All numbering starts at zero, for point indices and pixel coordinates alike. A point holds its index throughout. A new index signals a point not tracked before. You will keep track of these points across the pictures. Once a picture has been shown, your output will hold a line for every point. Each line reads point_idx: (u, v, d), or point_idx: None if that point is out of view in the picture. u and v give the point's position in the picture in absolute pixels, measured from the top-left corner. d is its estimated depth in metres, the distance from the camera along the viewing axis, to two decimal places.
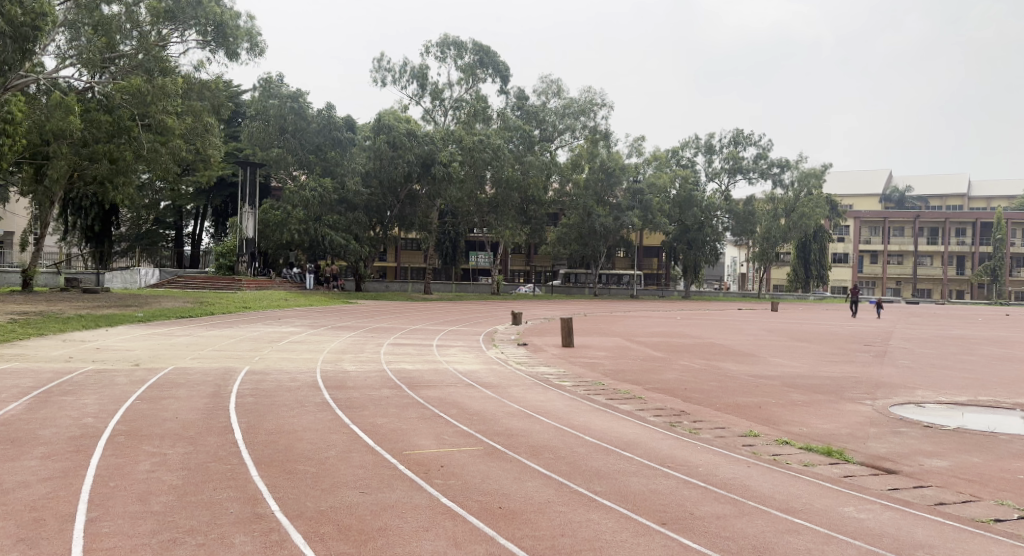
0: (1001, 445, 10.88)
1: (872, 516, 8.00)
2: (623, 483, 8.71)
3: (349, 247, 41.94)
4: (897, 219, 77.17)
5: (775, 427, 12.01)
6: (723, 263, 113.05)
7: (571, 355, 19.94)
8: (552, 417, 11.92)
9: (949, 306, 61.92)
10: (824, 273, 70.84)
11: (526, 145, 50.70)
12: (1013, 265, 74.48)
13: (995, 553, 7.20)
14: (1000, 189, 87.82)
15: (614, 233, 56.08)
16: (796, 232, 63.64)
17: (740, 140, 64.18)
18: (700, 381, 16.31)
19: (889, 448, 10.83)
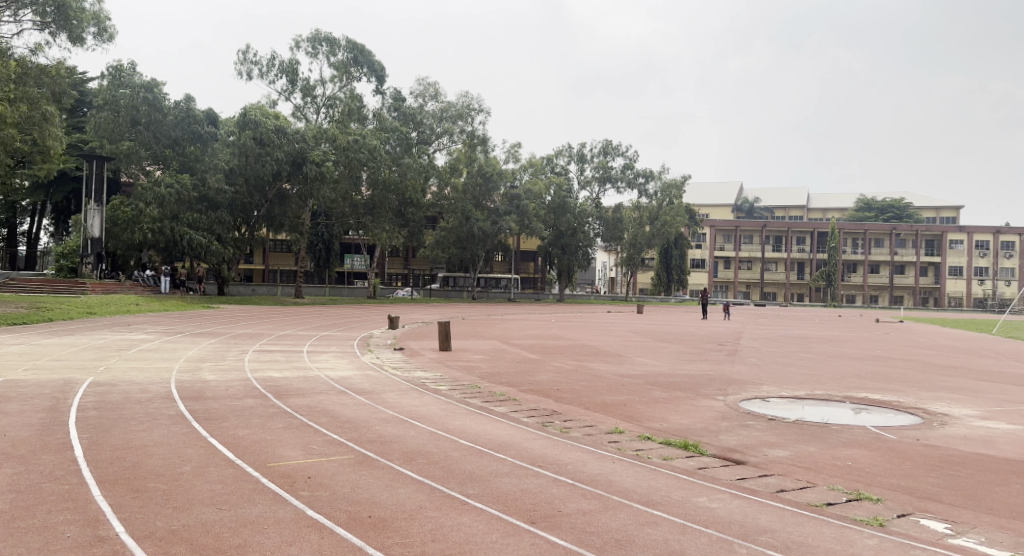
0: (837, 435, 11.81)
1: (723, 505, 8.48)
2: (494, 485, 8.85)
3: (211, 247, 40.26)
4: (747, 227, 81.27)
5: (639, 423, 12.52)
6: (595, 268, 116.34)
7: (447, 359, 19.98)
8: (426, 422, 11.94)
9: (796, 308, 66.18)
10: (685, 277, 74.31)
11: (403, 147, 49.92)
12: (845, 271, 80.72)
13: (829, 532, 7.73)
14: (834, 202, 95.02)
15: (492, 237, 56.50)
16: (659, 239, 66.40)
17: (609, 149, 66.35)
18: (570, 381, 16.75)
19: (738, 440, 11.52)
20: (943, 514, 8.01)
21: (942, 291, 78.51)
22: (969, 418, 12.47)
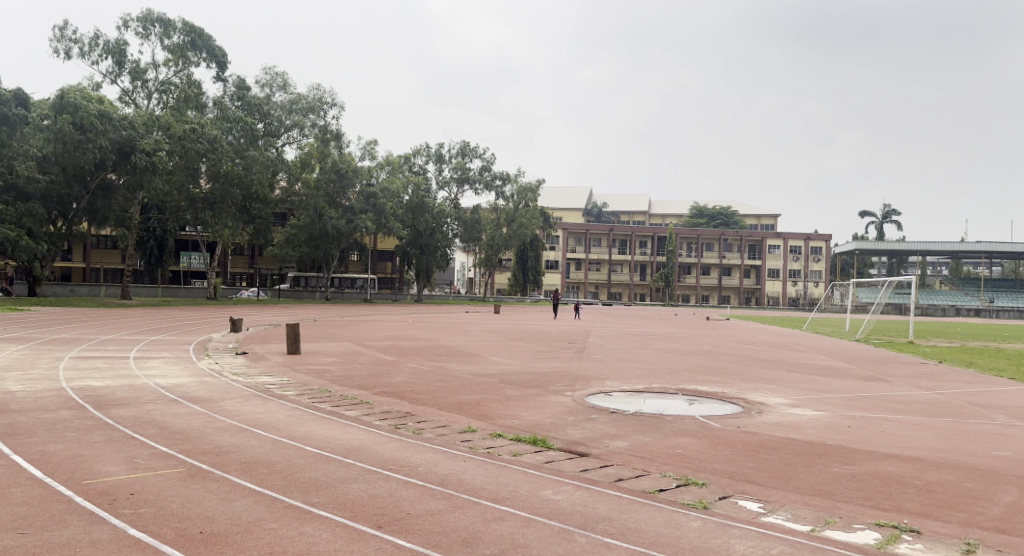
0: (673, 425, 12.51)
1: (566, 497, 8.73)
2: (340, 491, 8.74)
3: (21, 242, 37.06)
4: (596, 231, 84.27)
5: (489, 422, 12.72)
6: (453, 268, 116.73)
7: (294, 363, 19.44)
8: (269, 429, 11.58)
9: (640, 307, 69.01)
10: (539, 278, 75.83)
11: (248, 139, 47.79)
12: (681, 272, 85.30)
13: (662, 515, 8.13)
14: (674, 208, 100.23)
15: (346, 236, 55.27)
16: (516, 241, 67.37)
17: (467, 151, 66.64)
18: (420, 382, 16.76)
19: (582, 433, 11.96)
20: (759, 492, 8.64)
21: (761, 291, 84.77)
22: (786, 406, 13.56)
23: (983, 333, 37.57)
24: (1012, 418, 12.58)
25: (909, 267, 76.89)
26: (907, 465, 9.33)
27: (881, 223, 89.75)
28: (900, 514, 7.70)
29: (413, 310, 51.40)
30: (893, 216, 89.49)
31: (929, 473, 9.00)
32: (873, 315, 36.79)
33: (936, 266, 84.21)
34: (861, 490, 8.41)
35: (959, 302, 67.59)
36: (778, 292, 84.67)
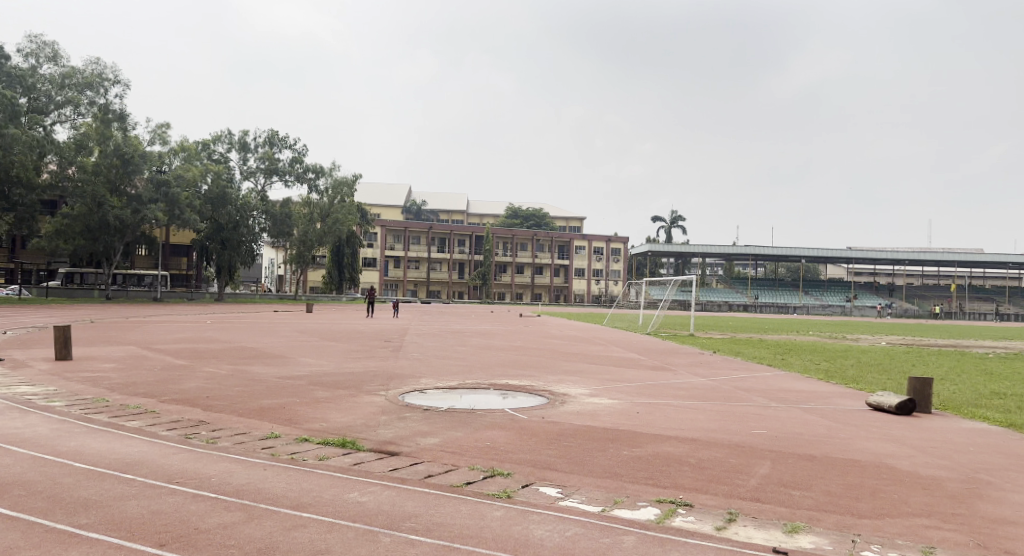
0: (481, 419, 12.87)
1: (371, 497, 8.65)
2: (118, 510, 8.21)
3: None
4: (415, 228, 84.02)
5: (294, 426, 12.45)
6: (260, 265, 112.30)
7: (69, 370, 17.92)
8: (35, 448, 10.64)
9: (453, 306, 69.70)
10: (355, 275, 74.57)
11: (9, 116, 43.42)
12: (497, 271, 87.16)
13: (466, 506, 8.34)
14: (490, 209, 102.31)
15: (132, 227, 51.54)
16: (331, 236, 66.05)
17: (275, 140, 64.39)
18: (218, 387, 16.05)
19: (391, 433, 12.00)
20: (554, 476, 9.17)
21: (568, 290, 88.46)
22: (587, 396, 14.37)
23: (755, 326, 41.87)
24: (772, 400, 14.19)
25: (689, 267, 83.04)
26: (685, 445, 10.27)
27: (669, 228, 96.00)
28: (677, 491, 8.47)
29: (208, 310, 48.85)
30: (679, 221, 95.49)
31: (704, 453, 9.93)
32: (661, 311, 39.77)
33: (711, 266, 91.16)
34: (646, 472, 9.13)
35: (732, 299, 73.49)
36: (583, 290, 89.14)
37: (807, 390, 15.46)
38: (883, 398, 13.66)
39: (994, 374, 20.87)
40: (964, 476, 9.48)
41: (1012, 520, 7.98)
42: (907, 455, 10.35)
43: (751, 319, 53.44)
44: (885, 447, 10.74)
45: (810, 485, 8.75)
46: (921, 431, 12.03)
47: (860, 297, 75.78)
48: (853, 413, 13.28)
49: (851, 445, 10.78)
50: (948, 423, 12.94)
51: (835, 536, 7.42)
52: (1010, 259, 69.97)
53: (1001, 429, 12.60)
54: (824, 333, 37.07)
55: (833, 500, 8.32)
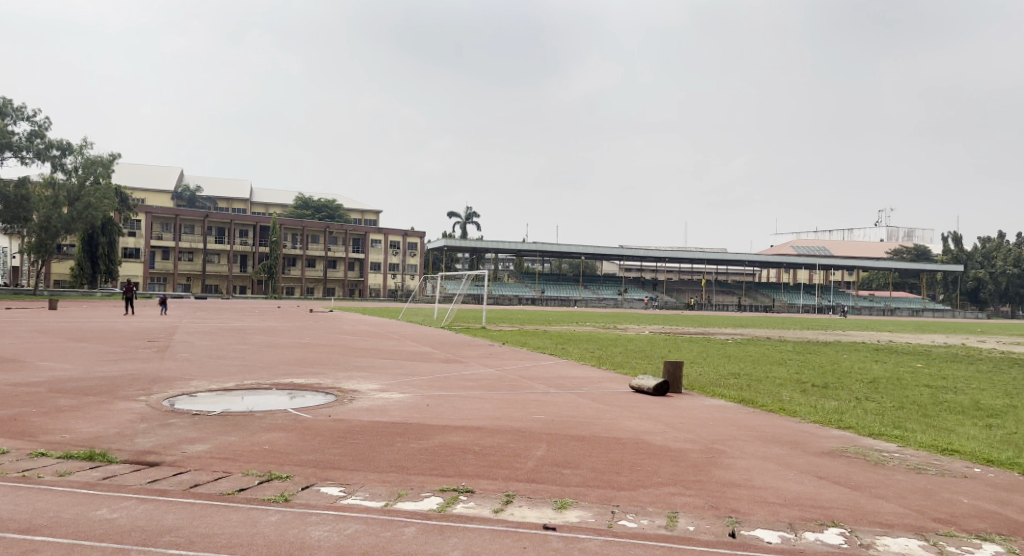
0: (257, 422, 12.31)
1: (124, 513, 7.93)
2: None
3: None
4: (187, 217, 79.01)
5: (33, 440, 11.24)
6: None
7: None
8: None
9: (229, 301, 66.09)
10: (112, 267, 68.41)
11: None
12: (284, 264, 84.22)
13: (234, 513, 7.91)
14: (275, 198, 98.57)
15: None
16: (81, 222, 60.57)
17: (8, 110, 57.85)
18: None
19: (152, 441, 11.16)
20: (331, 472, 9.06)
21: (364, 284, 87.26)
22: (374, 391, 14.27)
23: (536, 318, 43.69)
24: (549, 386, 14.89)
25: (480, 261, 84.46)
26: (466, 434, 10.52)
27: (463, 223, 96.97)
28: (456, 478, 8.66)
29: None
30: (474, 217, 96.55)
31: (488, 439, 10.22)
32: (455, 305, 40.24)
33: (503, 261, 93.51)
34: (431, 462, 9.25)
35: (518, 293, 75.14)
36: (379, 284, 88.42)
37: (581, 376, 16.41)
38: (642, 380, 14.79)
39: (736, 357, 23.32)
40: (707, 447, 10.51)
41: (740, 483, 9.00)
42: (660, 431, 11.30)
43: (530, 311, 55.49)
44: (644, 425, 11.66)
45: (579, 464, 9.31)
46: (673, 409, 13.19)
47: (631, 290, 80.98)
48: (618, 396, 14.28)
49: (615, 425, 11.58)
50: (696, 401, 14.30)
51: (597, 508, 7.95)
52: (751, 258, 77.25)
53: (737, 405, 14.12)
54: (598, 324, 39.37)
55: (600, 476, 8.91)
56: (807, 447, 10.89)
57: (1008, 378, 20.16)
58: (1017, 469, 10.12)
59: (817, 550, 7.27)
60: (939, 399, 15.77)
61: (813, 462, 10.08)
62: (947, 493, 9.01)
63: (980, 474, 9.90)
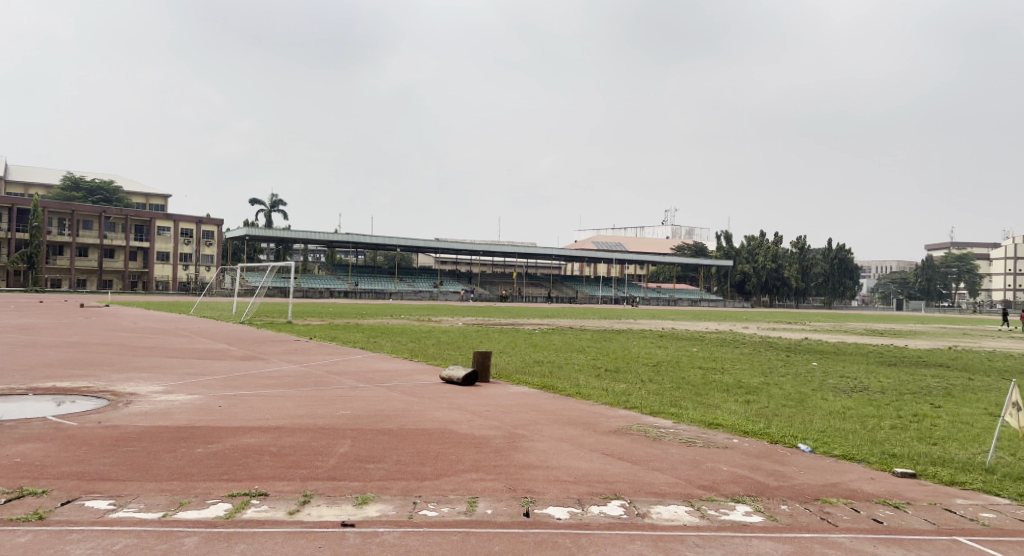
0: (8, 431, 10.85)
1: None
2: None
3: None
4: None
5: None
6: None
7: None
8: None
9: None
10: None
11: None
12: (50, 253, 75.95)
13: None
14: (37, 177, 89.02)
15: None
16: None
17: None
18: None
19: None
20: (102, 480, 8.24)
21: (150, 274, 81.19)
22: (156, 394, 13.16)
23: (346, 311, 42.60)
24: (355, 381, 14.49)
25: (288, 252, 80.82)
26: (264, 435, 9.95)
27: (268, 212, 92.11)
28: (247, 481, 8.15)
29: None
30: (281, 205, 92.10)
31: (283, 439, 9.73)
32: (254, 299, 38.24)
33: (314, 254, 90.47)
34: (219, 467, 8.64)
35: (333, 286, 71.94)
36: (167, 276, 82.87)
37: (389, 369, 16.13)
38: (452, 371, 14.75)
39: (541, 345, 23.97)
40: (508, 433, 10.65)
41: (537, 465, 9.19)
42: (464, 420, 11.32)
43: (338, 305, 53.90)
44: (450, 415, 11.62)
45: (381, 457, 9.10)
46: (479, 398, 13.28)
47: (446, 283, 80.99)
48: (426, 387, 14.16)
49: (421, 416, 11.44)
50: (502, 389, 14.49)
51: (398, 501, 7.79)
52: (559, 252, 79.31)
53: (538, 391, 14.48)
54: (408, 316, 39.03)
55: (403, 468, 8.76)
56: (597, 427, 11.34)
57: (769, 359, 22.30)
58: (766, 438, 11.15)
59: (601, 523, 7.56)
60: (710, 379, 17.11)
61: (603, 441, 10.51)
62: (712, 462, 9.74)
63: (738, 443, 10.79)
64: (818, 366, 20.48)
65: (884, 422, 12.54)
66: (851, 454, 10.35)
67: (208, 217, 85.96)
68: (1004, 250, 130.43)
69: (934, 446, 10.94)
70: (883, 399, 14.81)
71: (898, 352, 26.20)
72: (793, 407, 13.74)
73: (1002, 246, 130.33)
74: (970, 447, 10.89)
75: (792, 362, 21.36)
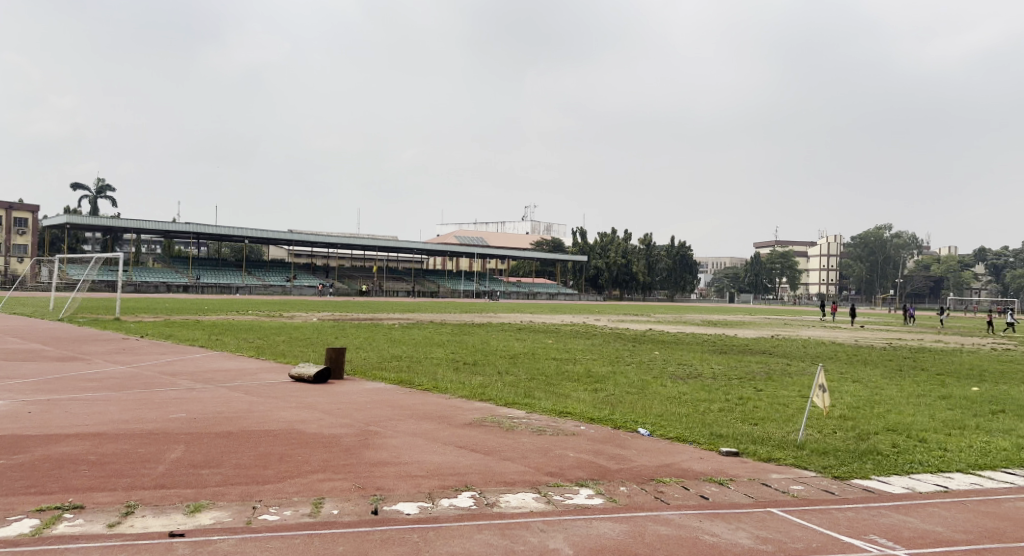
0: None
1: None
2: None
3: None
4: None
5: None
6: None
7: None
8: None
9: None
10: None
11: None
12: None
13: None
14: None
15: None
16: None
17: None
18: None
19: None
20: None
21: None
22: None
23: (184, 306, 40.27)
24: (195, 382, 13.69)
25: (118, 243, 75.44)
26: (86, 443, 9.18)
27: (93, 199, 85.32)
28: (63, 494, 7.48)
29: None
30: (107, 191, 85.29)
31: (108, 447, 9.02)
32: (74, 294, 35.41)
33: (148, 245, 85.06)
34: (30, 480, 7.89)
35: (170, 280, 67.42)
36: None
37: (234, 368, 15.38)
38: (302, 369, 14.24)
39: (399, 340, 23.67)
40: (359, 430, 10.38)
41: (387, 461, 9.01)
42: (313, 419, 10.94)
43: (180, 300, 50.88)
44: (298, 414, 11.19)
45: (220, 462, 8.62)
46: (331, 396, 12.88)
47: (300, 277, 78.48)
48: (273, 386, 13.59)
49: (266, 417, 10.96)
50: (355, 386, 14.16)
51: (236, 507, 7.41)
52: (420, 246, 78.76)
53: (393, 386, 14.25)
54: (257, 311, 37.46)
55: (242, 472, 8.34)
56: (451, 420, 11.27)
57: (617, 349, 23.06)
58: (609, 424, 11.49)
59: (449, 515, 7.48)
60: (562, 369, 17.49)
61: (455, 434, 10.44)
62: (559, 449, 9.90)
63: (583, 430, 11.04)
64: (661, 354, 21.42)
65: (714, 405, 13.23)
66: (684, 436, 10.82)
67: (21, 204, 79.05)
68: (824, 247, 141.77)
69: (756, 426, 11.64)
70: (715, 384, 15.65)
71: (733, 341, 27.85)
72: (635, 393, 14.25)
73: (821, 244, 141.62)
74: (787, 426, 11.68)
75: (636, 351, 22.18)
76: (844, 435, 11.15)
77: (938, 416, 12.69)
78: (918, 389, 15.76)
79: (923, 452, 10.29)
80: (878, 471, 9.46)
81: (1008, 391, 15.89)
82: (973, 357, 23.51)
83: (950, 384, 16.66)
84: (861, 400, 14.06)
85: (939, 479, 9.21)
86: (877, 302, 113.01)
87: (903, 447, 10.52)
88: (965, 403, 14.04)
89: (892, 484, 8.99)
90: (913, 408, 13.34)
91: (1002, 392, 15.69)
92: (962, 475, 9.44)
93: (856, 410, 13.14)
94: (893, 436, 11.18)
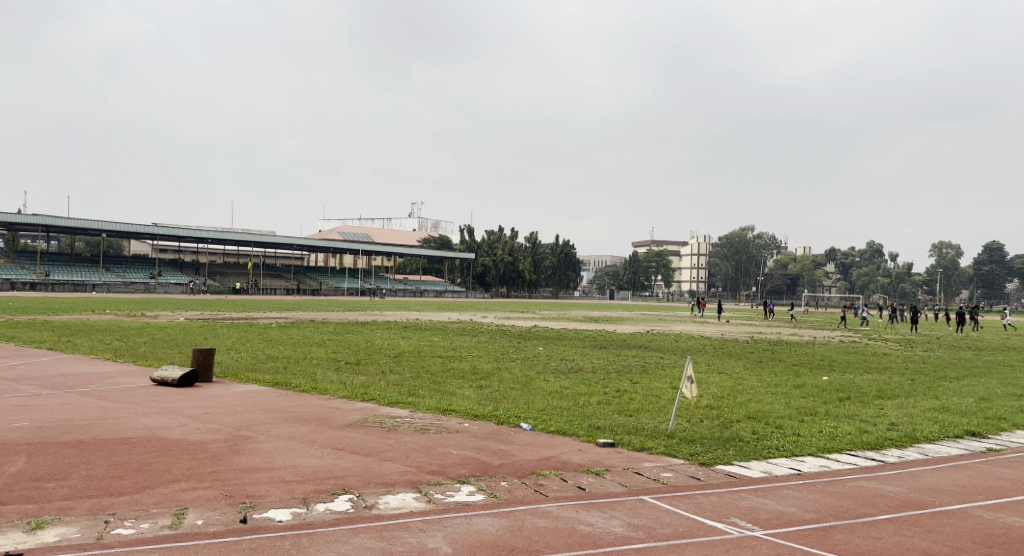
0: None
1: None
2: None
3: None
4: None
5: None
6: None
7: None
8: None
9: None
10: None
11: None
12: None
13: None
14: None
15: None
16: None
17: None
18: None
19: None
20: None
21: None
22: None
23: (32, 305, 37.31)
24: (43, 388, 12.69)
25: None
26: None
27: None
28: None
29: None
30: None
31: None
32: None
33: None
34: None
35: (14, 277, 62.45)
36: None
37: (88, 373, 14.37)
38: (166, 372, 13.47)
39: (276, 340, 22.85)
40: (230, 435, 9.91)
41: (259, 466, 8.62)
42: (179, 425, 10.36)
43: (28, 298, 47.22)
44: (160, 420, 10.56)
45: (68, 475, 8.01)
46: (199, 400, 12.24)
47: (165, 274, 74.58)
48: (133, 391, 12.77)
49: (124, 424, 10.27)
50: (225, 388, 13.52)
51: (86, 522, 6.90)
52: (298, 242, 76.48)
53: (268, 388, 13.70)
54: (117, 311, 35.16)
55: (94, 484, 7.78)
56: (330, 422, 10.93)
57: (502, 346, 23.09)
58: (492, 420, 11.47)
59: (324, 520, 7.22)
60: (448, 367, 17.39)
61: (334, 435, 10.13)
62: (441, 447, 9.78)
63: (466, 427, 10.96)
64: (545, 350, 21.63)
65: (592, 398, 13.46)
66: (562, 429, 10.93)
67: None
68: (695, 246, 147.61)
69: (630, 418, 11.91)
70: (595, 378, 15.96)
71: (611, 335, 28.46)
72: (518, 389, 14.30)
73: (692, 244, 147.42)
74: (658, 417, 12.02)
75: (520, 348, 22.24)
76: (710, 424, 11.58)
77: (792, 404, 13.40)
78: (775, 379, 16.61)
79: (779, 437, 10.81)
80: (739, 456, 9.87)
81: (854, 379, 16.99)
82: (825, 349, 25.04)
83: (803, 374, 17.66)
84: (725, 390, 14.68)
85: (793, 463, 9.70)
86: (742, 298, 118.69)
87: (761, 433, 11.03)
88: (817, 391, 14.90)
89: (752, 468, 9.40)
90: (770, 397, 14.03)
91: (850, 380, 16.78)
92: (812, 458, 9.98)
93: (721, 400, 13.68)
94: (754, 423, 11.70)
